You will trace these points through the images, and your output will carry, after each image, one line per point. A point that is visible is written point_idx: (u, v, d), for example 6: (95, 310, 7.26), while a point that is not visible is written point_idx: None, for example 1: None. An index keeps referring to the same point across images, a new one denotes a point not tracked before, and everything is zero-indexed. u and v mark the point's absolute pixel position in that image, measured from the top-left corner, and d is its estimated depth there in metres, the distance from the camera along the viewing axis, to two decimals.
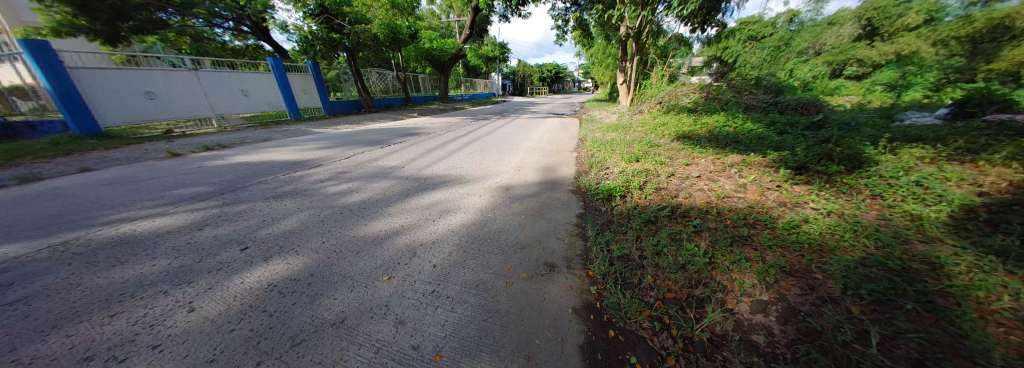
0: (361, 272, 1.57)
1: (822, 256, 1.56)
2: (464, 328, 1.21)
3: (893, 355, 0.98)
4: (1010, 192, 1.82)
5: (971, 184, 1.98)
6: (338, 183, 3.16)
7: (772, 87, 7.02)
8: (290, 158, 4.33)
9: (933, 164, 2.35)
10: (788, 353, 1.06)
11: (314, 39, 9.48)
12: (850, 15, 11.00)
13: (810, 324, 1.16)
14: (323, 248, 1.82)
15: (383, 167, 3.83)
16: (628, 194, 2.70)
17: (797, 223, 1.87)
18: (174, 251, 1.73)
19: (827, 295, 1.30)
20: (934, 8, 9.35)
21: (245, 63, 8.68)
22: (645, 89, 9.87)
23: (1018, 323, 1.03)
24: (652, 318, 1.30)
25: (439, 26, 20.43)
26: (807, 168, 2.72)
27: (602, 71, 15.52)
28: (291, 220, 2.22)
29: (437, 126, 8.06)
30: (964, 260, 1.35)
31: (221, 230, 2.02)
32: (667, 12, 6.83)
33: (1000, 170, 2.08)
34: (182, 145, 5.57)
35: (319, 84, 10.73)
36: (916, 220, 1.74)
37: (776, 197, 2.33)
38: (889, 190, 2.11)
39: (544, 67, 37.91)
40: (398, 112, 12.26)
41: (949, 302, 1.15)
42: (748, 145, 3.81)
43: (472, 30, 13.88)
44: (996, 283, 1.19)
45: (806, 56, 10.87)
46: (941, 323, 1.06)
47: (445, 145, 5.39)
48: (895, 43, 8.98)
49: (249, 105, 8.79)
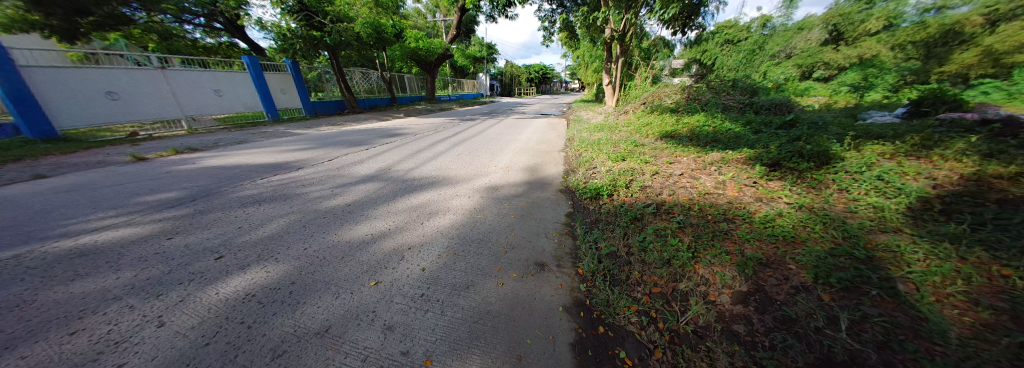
0: (345, 278, 1.53)
1: (795, 247, 1.65)
2: (454, 331, 1.20)
3: (860, 338, 1.06)
4: (958, 184, 1.99)
5: (925, 178, 2.15)
6: (320, 187, 3.05)
7: (747, 88, 7.34)
8: (268, 161, 4.16)
9: (893, 160, 2.54)
10: (766, 341, 1.12)
11: (293, 37, 9.05)
12: (819, 22, 11.73)
13: (785, 312, 1.23)
14: (305, 254, 1.76)
15: (367, 169, 3.73)
16: (614, 193, 2.76)
17: (772, 218, 1.96)
18: (142, 262, 1.63)
19: (800, 284, 1.37)
20: (892, 15, 10.16)
21: (217, 62, 8.30)
22: (630, 90, 10.11)
23: (969, 305, 1.13)
24: (639, 313, 1.33)
25: (425, 25, 20.07)
26: (780, 165, 2.86)
27: (589, 72, 15.86)
28: (271, 226, 2.14)
29: (423, 126, 7.95)
30: (923, 247, 1.46)
31: (193, 239, 1.91)
32: (652, 15, 6.97)
33: (952, 164, 2.27)
34: (148, 149, 5.21)
35: (298, 84, 10.36)
36: (879, 212, 1.87)
37: (752, 192, 2.45)
38: (854, 185, 2.24)
39: (531, 68, 38.09)
40: (383, 113, 12.00)
41: (909, 287, 1.25)
42: (727, 144, 3.96)
43: (458, 30, 13.92)
44: (950, 269, 1.29)
45: (778, 59, 11.59)
46: (901, 307, 1.15)
47: (432, 146, 5.32)
48: (858, 48, 9.68)
49: (224, 107, 8.40)
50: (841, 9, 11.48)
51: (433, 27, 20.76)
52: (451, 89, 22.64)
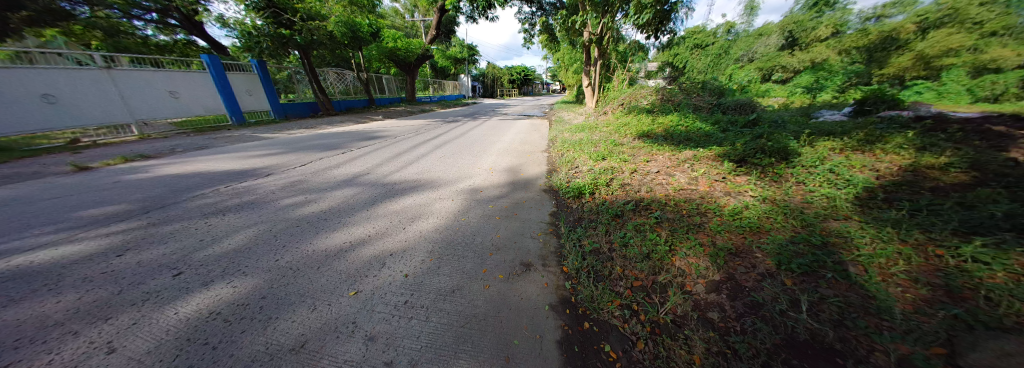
0: (322, 289, 1.46)
1: (761, 237, 1.77)
2: (440, 337, 1.18)
3: (819, 318, 1.16)
4: (897, 175, 2.23)
5: (870, 170, 2.38)
6: (293, 194, 2.89)
7: (715, 89, 7.81)
8: (233, 168, 3.88)
9: (842, 154, 2.79)
10: (738, 325, 1.19)
11: (259, 35, 8.50)
12: (777, 28, 12.71)
13: (754, 298, 1.32)
14: (277, 266, 1.66)
15: (344, 174, 3.58)
16: (596, 191, 2.83)
17: (740, 210, 2.09)
18: (88, 282, 1.47)
19: (766, 270, 1.48)
20: (839, 23, 11.21)
21: (172, 61, 7.67)
22: (608, 91, 10.41)
23: (909, 282, 1.26)
24: (622, 306, 1.37)
25: (403, 25, 19.58)
26: (746, 161, 3.06)
27: (569, 74, 16.18)
28: (238, 237, 2.00)
29: (403, 129, 7.75)
30: (870, 233, 1.61)
31: (148, 255, 1.75)
32: (627, 20, 7.21)
33: (892, 157, 2.53)
34: (92, 157, 4.71)
35: (266, 85, 9.76)
36: (831, 201, 2.05)
37: (722, 187, 2.60)
38: (810, 177, 2.45)
39: (512, 69, 38.23)
40: (360, 115, 11.57)
41: (859, 269, 1.38)
42: (698, 142, 4.18)
43: (438, 30, 13.71)
44: (892, 251, 1.44)
45: (743, 62, 12.69)
46: (852, 287, 1.27)
47: (413, 148, 5.20)
48: (811, 52, 10.60)
49: (182, 110, 7.79)
50: (795, 17, 12.51)
51: (411, 27, 20.29)
52: (432, 90, 22.26)
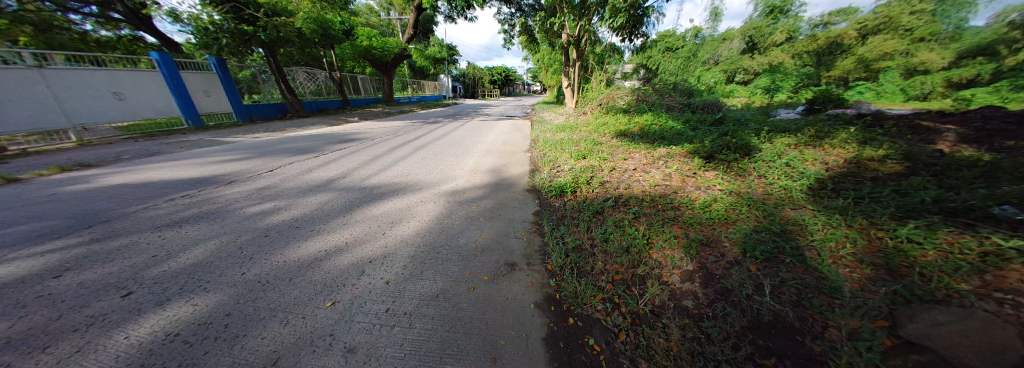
0: (295, 302, 1.38)
1: (728, 227, 1.90)
2: (424, 343, 1.16)
3: (780, 300, 1.26)
4: (843, 167, 2.47)
5: (820, 163, 2.62)
6: (260, 202, 2.71)
7: (685, 90, 8.26)
8: (192, 175, 3.58)
9: (797, 149, 3.05)
10: (710, 311, 1.27)
11: (217, 31, 7.86)
12: (739, 34, 13.68)
13: (723, 284, 1.41)
14: (243, 280, 1.55)
15: (318, 179, 3.40)
16: (577, 189, 2.90)
17: (709, 203, 2.22)
18: (18, 309, 1.29)
19: (734, 258, 1.58)
20: (791, 29, 12.28)
21: (116, 59, 6.89)
22: (587, 92, 10.68)
23: (855, 263, 1.41)
24: (604, 300, 1.41)
25: (378, 23, 18.96)
26: (714, 157, 3.26)
27: (549, 75, 16.43)
28: (198, 251, 1.84)
29: (381, 131, 7.50)
30: (821, 219, 1.78)
31: (93, 274, 1.57)
32: (603, 23, 7.45)
33: (839, 151, 2.80)
34: (18, 167, 4.16)
35: (227, 85, 9.08)
36: (788, 192, 2.23)
37: (693, 182, 2.74)
38: (769, 171, 2.65)
39: (493, 70, 38.11)
40: (334, 117, 11.06)
41: (813, 253, 1.52)
42: (671, 140, 4.38)
43: (416, 29, 13.43)
44: (840, 236, 1.60)
45: (710, 64, 13.77)
46: (808, 270, 1.40)
47: (392, 151, 5.05)
48: (768, 56, 11.55)
49: (128, 112, 7.07)
50: (754, 23, 13.51)
51: (387, 25, 19.66)
52: (410, 91, 21.72)
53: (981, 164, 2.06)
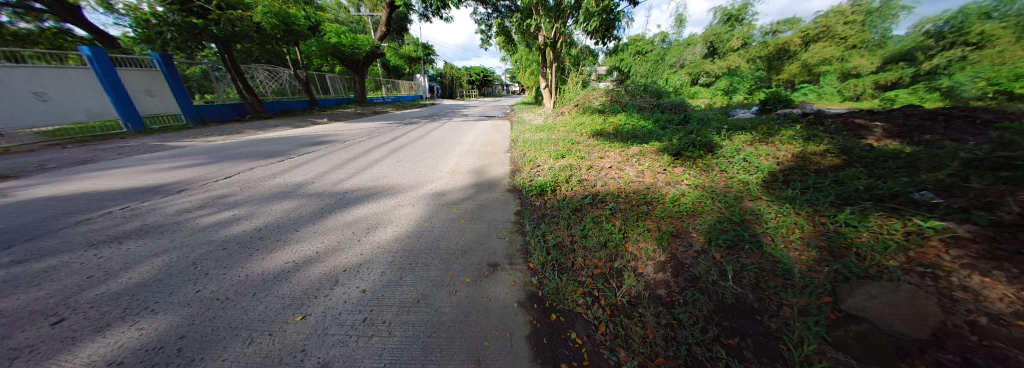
0: (260, 318, 1.30)
1: (695, 218, 2.03)
2: (405, 351, 1.14)
3: (742, 284, 1.38)
4: (791, 161, 2.73)
5: (772, 158, 2.88)
6: (218, 212, 2.49)
7: (655, 91, 8.70)
8: (136, 184, 3.22)
9: (752, 145, 3.33)
10: (681, 298, 1.36)
11: (161, 24, 7.10)
12: (700, 39, 14.64)
13: (692, 273, 1.51)
14: (198, 298, 1.42)
15: (284, 185, 3.19)
16: (557, 188, 2.96)
17: (678, 197, 2.36)
18: None
19: (700, 247, 1.70)
20: (745, 36, 13.37)
21: (38, 55, 6.09)
22: (564, 93, 10.91)
23: (803, 247, 1.57)
24: (585, 294, 1.46)
25: (348, 20, 18.09)
26: (681, 154, 3.47)
27: (526, 76, 16.57)
28: (145, 269, 1.67)
29: (354, 132, 7.18)
30: (774, 209, 1.96)
31: (11, 302, 1.37)
32: (578, 26, 7.66)
33: (788, 146, 3.10)
34: None
35: (173, 84, 8.26)
36: (746, 185, 2.44)
37: (663, 178, 2.91)
38: (729, 166, 2.87)
39: (471, 70, 37.77)
40: (300, 118, 10.40)
41: (768, 239, 1.67)
42: (643, 139, 4.60)
43: (388, 27, 13.01)
44: (791, 222, 1.77)
45: (676, 67, 14.66)
46: (763, 255, 1.54)
47: (367, 153, 4.86)
48: (727, 60, 12.47)
49: (51, 115, 6.21)
50: (714, 30, 14.53)
51: (357, 22, 18.76)
52: (384, 91, 20.94)
53: (902, 156, 2.36)
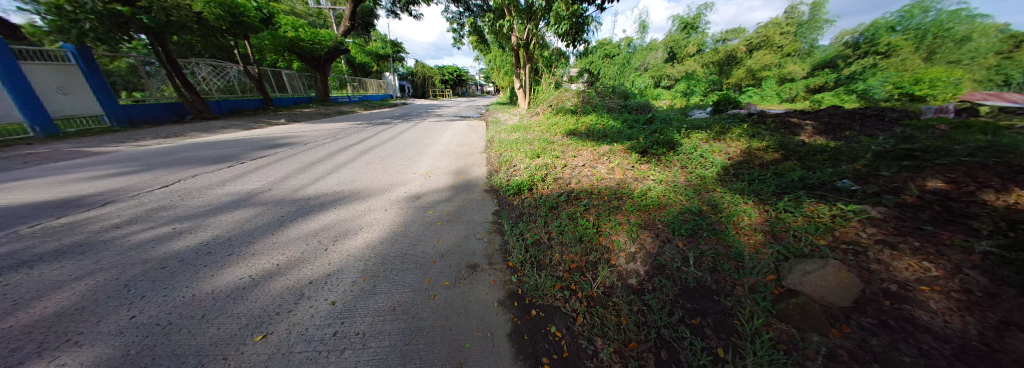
0: (214, 342, 1.19)
1: (660, 211, 2.19)
2: (383, 360, 1.11)
3: (703, 268, 1.51)
4: (740, 156, 3.04)
5: (724, 153, 3.18)
6: (156, 226, 2.22)
7: (622, 93, 9.15)
8: (48, 197, 2.76)
9: (709, 142, 3.64)
10: (650, 285, 1.47)
11: (77, 11, 6.14)
12: (662, 45, 15.65)
13: (659, 261, 1.63)
14: (134, 325, 1.26)
15: (238, 194, 2.93)
16: (533, 187, 3.02)
17: (646, 192, 2.52)
18: None
19: (666, 237, 1.83)
20: (701, 43, 14.49)
21: None
22: (538, 94, 11.09)
23: (752, 232, 1.76)
24: (563, 289, 1.52)
25: (307, 12, 16.85)
26: (646, 151, 3.71)
27: (500, 76, 16.67)
28: (63, 295, 1.44)
29: (317, 134, 6.73)
30: (728, 199, 2.17)
31: None
32: (549, 28, 7.84)
33: (738, 143, 3.43)
34: None
35: (93, 80, 7.18)
36: (703, 178, 2.67)
37: (631, 174, 3.09)
38: (689, 162, 3.12)
39: (444, 70, 36.98)
40: (254, 119, 9.51)
41: (722, 226, 1.85)
42: (612, 138, 4.84)
43: (353, 22, 12.39)
44: (741, 211, 1.97)
45: (641, 70, 15.51)
46: (719, 241, 1.70)
47: (333, 156, 4.58)
48: (685, 65, 13.44)
49: None
50: (673, 36, 15.62)
51: (318, 15, 17.51)
52: (350, 90, 19.79)
53: (828, 149, 2.74)
